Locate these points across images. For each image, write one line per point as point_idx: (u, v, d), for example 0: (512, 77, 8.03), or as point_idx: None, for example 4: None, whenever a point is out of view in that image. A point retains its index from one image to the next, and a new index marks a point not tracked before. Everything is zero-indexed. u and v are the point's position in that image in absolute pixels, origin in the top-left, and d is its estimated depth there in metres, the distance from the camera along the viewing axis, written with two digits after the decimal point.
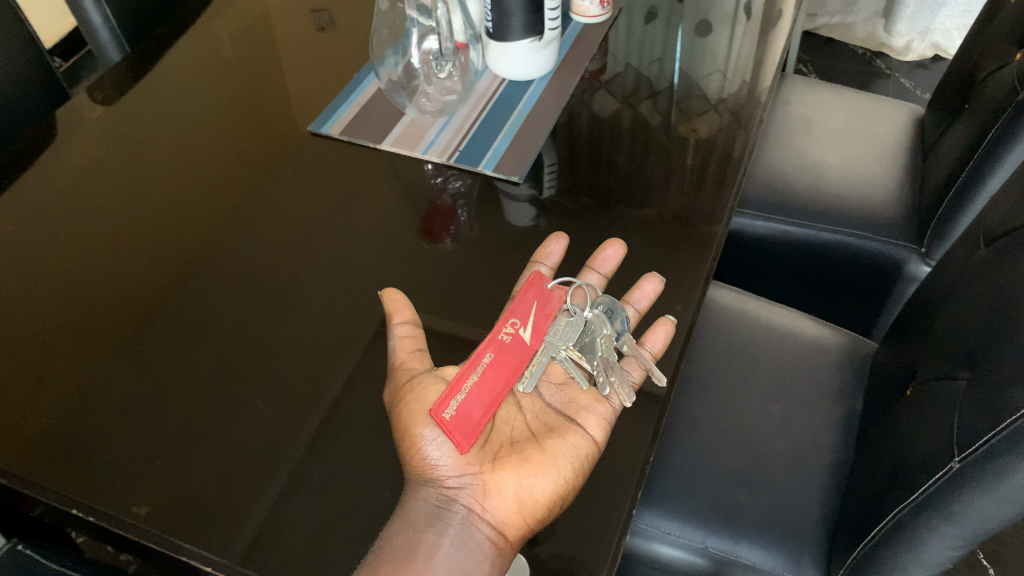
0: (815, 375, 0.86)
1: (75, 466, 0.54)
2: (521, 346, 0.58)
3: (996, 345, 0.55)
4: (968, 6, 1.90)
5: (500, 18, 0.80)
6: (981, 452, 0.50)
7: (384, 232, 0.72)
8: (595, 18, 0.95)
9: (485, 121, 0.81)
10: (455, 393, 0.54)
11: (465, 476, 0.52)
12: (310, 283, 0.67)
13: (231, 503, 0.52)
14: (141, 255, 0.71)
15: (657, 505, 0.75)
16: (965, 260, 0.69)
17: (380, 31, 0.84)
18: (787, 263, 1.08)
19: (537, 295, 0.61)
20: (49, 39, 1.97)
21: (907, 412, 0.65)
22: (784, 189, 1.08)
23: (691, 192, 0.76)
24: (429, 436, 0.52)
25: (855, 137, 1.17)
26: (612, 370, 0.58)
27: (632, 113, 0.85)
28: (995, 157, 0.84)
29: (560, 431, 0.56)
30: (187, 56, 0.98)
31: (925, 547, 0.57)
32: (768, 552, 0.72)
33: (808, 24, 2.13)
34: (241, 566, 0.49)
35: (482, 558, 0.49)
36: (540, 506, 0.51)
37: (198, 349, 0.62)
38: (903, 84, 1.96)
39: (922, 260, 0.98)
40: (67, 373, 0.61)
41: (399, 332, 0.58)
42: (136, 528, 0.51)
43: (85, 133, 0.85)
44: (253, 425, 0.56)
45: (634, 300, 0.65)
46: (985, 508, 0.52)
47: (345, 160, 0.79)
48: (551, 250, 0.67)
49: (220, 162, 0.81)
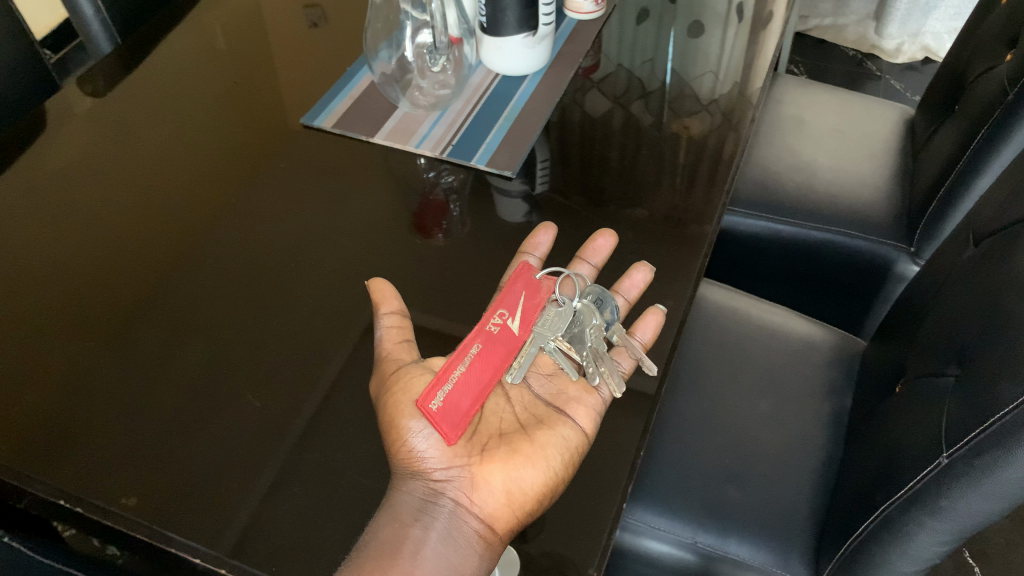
0: (804, 373, 0.87)
1: (64, 458, 0.54)
2: (509, 336, 0.59)
3: (985, 343, 0.55)
4: (957, 10, 1.92)
5: (494, 13, 0.80)
6: (968, 448, 0.51)
7: (376, 227, 0.72)
8: (590, 15, 0.96)
9: (479, 116, 0.81)
10: (441, 383, 0.54)
11: (452, 468, 0.52)
12: (301, 278, 0.67)
13: (219, 495, 0.51)
14: (133, 245, 0.71)
15: (645, 499, 0.75)
16: (954, 260, 0.70)
17: (374, 24, 0.83)
18: (777, 263, 1.08)
19: (525, 284, 0.62)
20: (40, 31, 1.96)
21: (896, 410, 0.66)
22: (775, 188, 1.09)
23: (683, 191, 0.76)
24: (417, 428, 0.52)
25: (845, 138, 1.17)
26: (602, 361, 0.59)
27: (625, 113, 0.86)
28: (984, 158, 0.84)
29: (550, 422, 0.56)
30: (179, 47, 0.97)
31: (913, 542, 0.57)
32: (756, 549, 0.72)
33: (800, 27, 2.16)
34: (230, 557, 0.49)
35: (470, 552, 0.49)
36: (529, 499, 0.51)
37: (187, 340, 0.61)
38: (894, 86, 1.98)
39: (911, 260, 0.99)
40: (53, 363, 0.60)
41: (385, 322, 0.57)
42: (124, 519, 0.50)
43: (74, 124, 0.85)
44: (243, 419, 0.56)
45: (624, 290, 0.66)
46: (975, 504, 0.52)
47: (339, 153, 0.79)
48: (540, 240, 0.68)
49: (212, 154, 0.81)
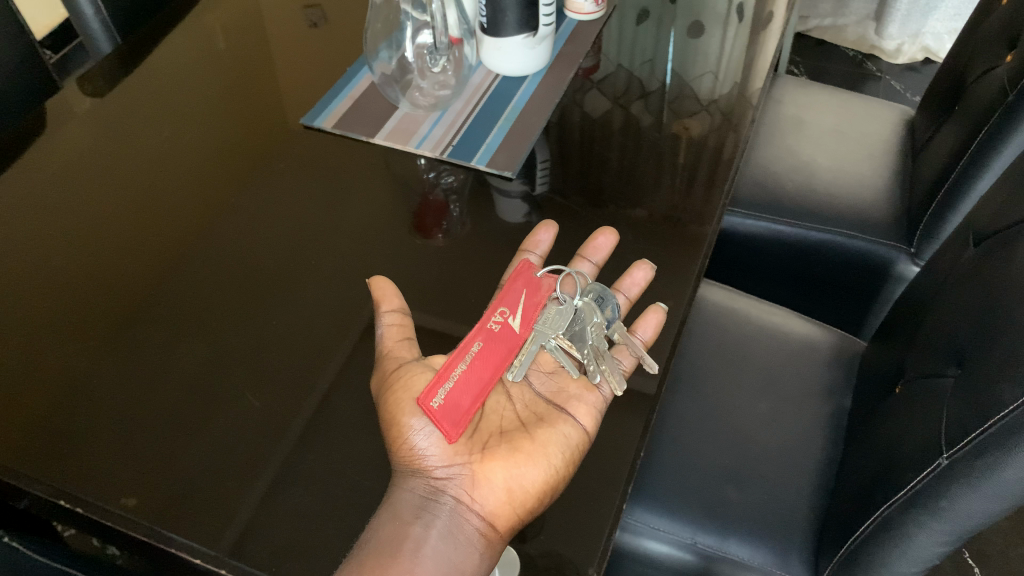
0: (803, 372, 0.87)
1: (64, 458, 0.54)
2: (509, 334, 0.59)
3: (984, 345, 0.55)
4: (957, 11, 1.92)
5: (494, 13, 0.80)
6: (968, 449, 0.51)
7: (376, 227, 0.72)
8: (590, 16, 0.97)
9: (479, 117, 0.81)
10: (442, 381, 0.54)
11: (453, 466, 0.52)
12: (301, 278, 0.67)
13: (219, 495, 0.51)
14: (133, 246, 0.71)
15: (646, 500, 0.75)
16: (954, 261, 0.70)
17: (374, 24, 0.83)
18: (777, 263, 1.08)
19: (526, 283, 0.62)
20: (39, 31, 1.95)
21: (896, 411, 0.66)
22: (775, 188, 1.09)
23: (683, 191, 0.76)
24: (418, 426, 0.52)
25: (845, 138, 1.17)
26: (603, 358, 0.59)
27: (625, 113, 0.86)
28: (985, 159, 0.84)
29: (551, 420, 0.56)
30: (180, 47, 0.97)
31: (913, 543, 0.57)
32: (756, 549, 0.72)
33: (800, 27, 2.16)
34: (230, 558, 0.49)
35: (471, 550, 0.49)
36: (530, 497, 0.51)
37: (187, 341, 0.61)
38: (894, 86, 1.98)
39: (911, 260, 0.99)
40: (53, 364, 0.60)
41: (386, 320, 0.57)
42: (125, 519, 0.50)
43: (74, 124, 0.85)
44: (243, 419, 0.56)
45: (624, 288, 0.66)
46: (975, 505, 0.52)
47: (339, 153, 0.79)
48: (540, 239, 0.68)
49: (213, 154, 0.81)
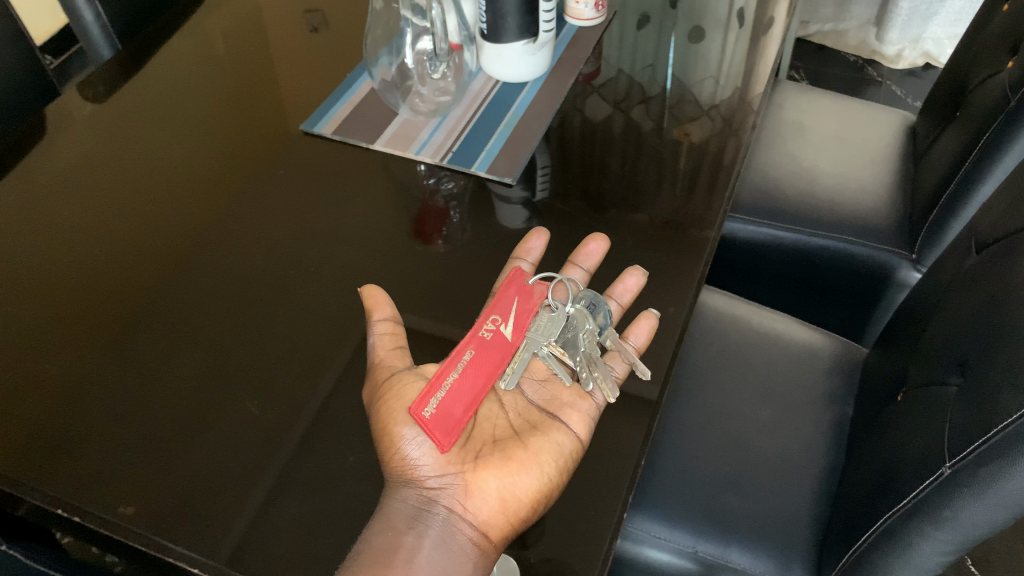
0: (805, 380, 0.86)
1: (62, 466, 0.53)
2: (502, 342, 0.58)
3: (987, 353, 0.55)
4: (958, 16, 1.92)
5: (494, 19, 0.80)
6: (972, 457, 0.50)
7: (377, 233, 0.72)
8: (590, 21, 0.97)
9: (479, 122, 0.81)
10: (435, 389, 0.53)
11: (445, 476, 0.52)
12: (301, 284, 0.66)
13: (218, 503, 0.51)
14: (133, 252, 0.70)
15: (648, 508, 0.75)
16: (956, 267, 0.70)
17: (374, 30, 0.84)
18: (780, 269, 1.08)
19: (518, 290, 0.61)
20: (41, 36, 1.96)
21: (897, 419, 0.65)
22: (777, 193, 1.09)
23: (683, 197, 0.76)
24: (410, 435, 0.52)
25: (846, 143, 1.17)
26: (595, 365, 0.58)
27: (625, 118, 0.85)
28: (987, 164, 0.84)
29: (544, 428, 0.55)
30: (180, 53, 0.97)
31: (916, 553, 0.57)
32: (757, 557, 0.71)
33: (801, 31, 2.16)
34: (228, 567, 0.48)
35: (464, 560, 0.49)
36: (523, 506, 0.51)
37: (185, 347, 0.61)
38: (895, 92, 1.98)
39: (914, 266, 0.99)
40: (52, 371, 0.60)
41: (378, 329, 0.57)
42: (121, 528, 0.50)
43: (75, 130, 0.85)
44: (243, 427, 0.56)
45: (617, 294, 0.65)
46: (978, 514, 0.51)
47: (339, 159, 0.79)
48: (533, 246, 0.67)
49: (213, 159, 0.81)
